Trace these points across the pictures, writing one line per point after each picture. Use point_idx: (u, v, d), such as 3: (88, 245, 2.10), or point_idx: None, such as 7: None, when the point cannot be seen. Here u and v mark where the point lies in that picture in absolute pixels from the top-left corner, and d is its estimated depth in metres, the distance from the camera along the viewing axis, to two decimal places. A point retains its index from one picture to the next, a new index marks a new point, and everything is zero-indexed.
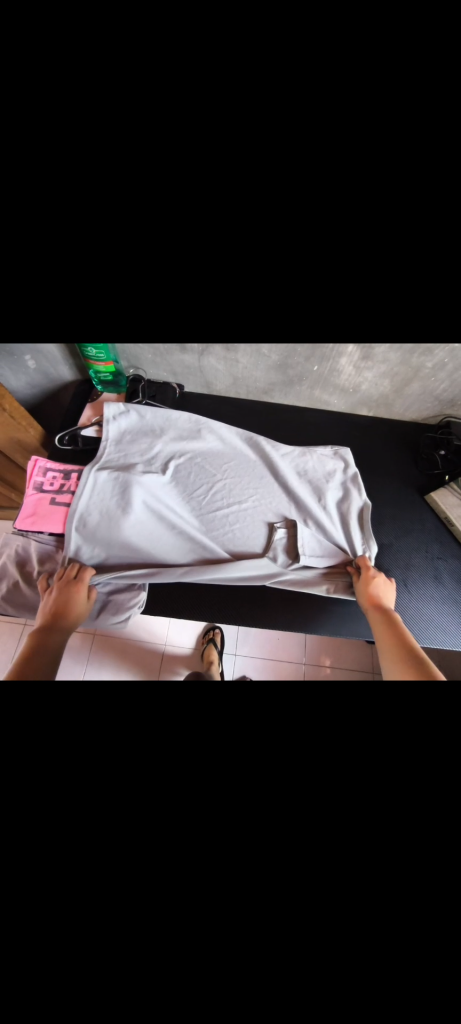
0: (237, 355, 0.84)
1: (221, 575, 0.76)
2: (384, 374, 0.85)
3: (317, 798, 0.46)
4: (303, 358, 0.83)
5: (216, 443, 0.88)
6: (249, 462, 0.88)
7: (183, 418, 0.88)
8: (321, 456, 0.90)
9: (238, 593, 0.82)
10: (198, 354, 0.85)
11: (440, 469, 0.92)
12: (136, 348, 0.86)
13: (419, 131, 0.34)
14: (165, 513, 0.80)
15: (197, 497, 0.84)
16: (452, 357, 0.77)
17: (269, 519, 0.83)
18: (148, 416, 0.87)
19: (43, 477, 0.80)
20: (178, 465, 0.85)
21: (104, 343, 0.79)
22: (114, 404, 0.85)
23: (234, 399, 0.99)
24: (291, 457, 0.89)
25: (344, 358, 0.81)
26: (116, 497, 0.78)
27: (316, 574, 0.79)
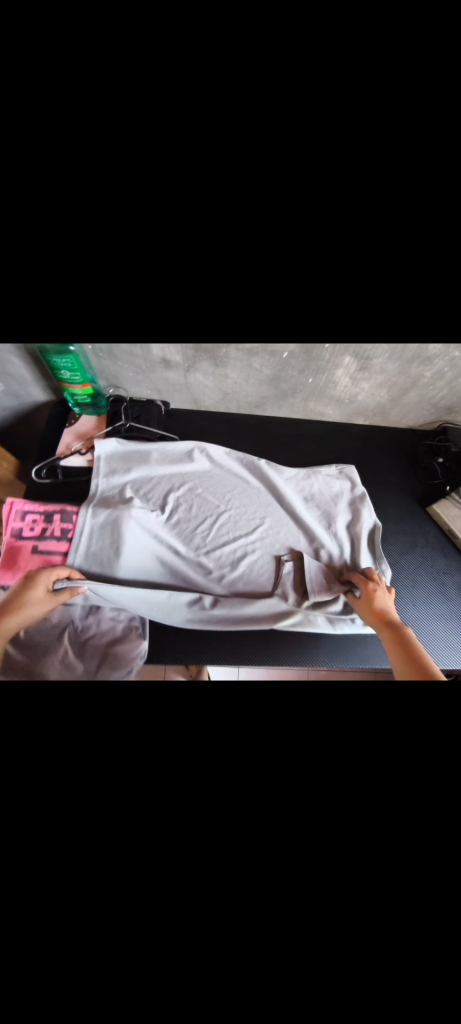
0: (227, 370, 0.77)
1: (223, 612, 0.72)
2: (382, 383, 0.80)
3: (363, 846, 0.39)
4: (297, 371, 0.78)
5: (212, 470, 0.84)
6: (252, 490, 0.83)
7: (174, 446, 0.83)
8: (326, 477, 0.87)
9: (245, 636, 0.75)
10: (184, 371, 0.78)
11: (440, 478, 0.90)
12: (115, 367, 0.78)
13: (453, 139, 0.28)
14: (161, 550, 0.75)
15: (200, 531, 0.78)
16: (452, 366, 0.74)
17: (276, 551, 0.79)
18: (136, 446, 0.81)
19: (21, 522, 0.72)
20: (178, 497, 0.80)
21: (73, 351, 0.68)
22: (104, 439, 0.80)
23: (224, 414, 0.93)
24: (294, 481, 0.85)
25: (340, 369, 0.76)
26: (109, 539, 0.72)
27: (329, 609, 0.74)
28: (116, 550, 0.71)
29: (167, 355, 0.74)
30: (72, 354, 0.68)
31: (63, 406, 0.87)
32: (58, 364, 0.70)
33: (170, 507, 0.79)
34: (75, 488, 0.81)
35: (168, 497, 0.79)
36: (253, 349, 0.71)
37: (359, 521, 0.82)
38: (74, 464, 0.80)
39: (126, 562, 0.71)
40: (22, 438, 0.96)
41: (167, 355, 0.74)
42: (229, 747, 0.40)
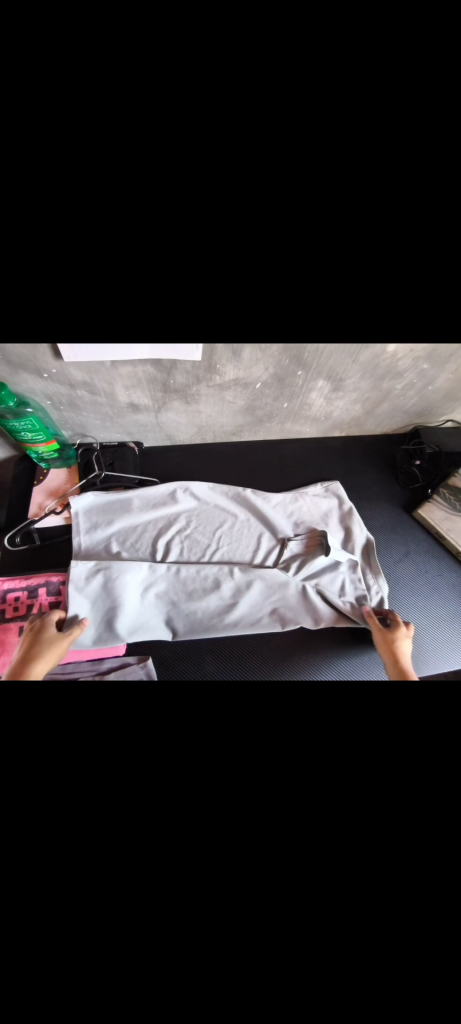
0: (199, 405, 0.74)
1: (243, 622, 0.72)
2: (355, 399, 0.80)
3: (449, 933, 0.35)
4: (271, 399, 0.76)
5: (197, 504, 0.81)
6: (242, 522, 0.81)
7: (152, 491, 0.79)
8: (314, 496, 0.86)
9: (257, 645, 0.73)
10: (154, 411, 0.74)
11: (420, 481, 0.92)
12: (80, 418, 0.73)
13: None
14: (159, 593, 0.71)
15: (198, 541, 0.78)
16: (421, 376, 0.74)
17: (279, 534, 0.80)
18: (114, 497, 0.77)
19: (2, 602, 0.68)
20: (167, 543, 0.76)
21: (33, 417, 0.64)
22: (81, 494, 0.75)
23: (200, 445, 0.90)
24: (282, 504, 0.84)
25: (314, 392, 0.75)
26: (104, 598, 0.67)
27: (334, 581, 0.76)
28: (115, 608, 0.67)
29: (135, 399, 0.70)
30: (31, 416, 0.64)
31: (25, 458, 0.80)
32: (17, 428, 0.65)
33: (163, 551, 0.75)
34: (60, 549, 0.75)
35: (158, 541, 0.76)
36: (224, 384, 0.69)
37: (351, 534, 0.82)
38: (54, 526, 0.75)
39: (125, 617, 0.67)
40: None
41: (135, 399, 0.70)
42: (271, 821, 0.40)
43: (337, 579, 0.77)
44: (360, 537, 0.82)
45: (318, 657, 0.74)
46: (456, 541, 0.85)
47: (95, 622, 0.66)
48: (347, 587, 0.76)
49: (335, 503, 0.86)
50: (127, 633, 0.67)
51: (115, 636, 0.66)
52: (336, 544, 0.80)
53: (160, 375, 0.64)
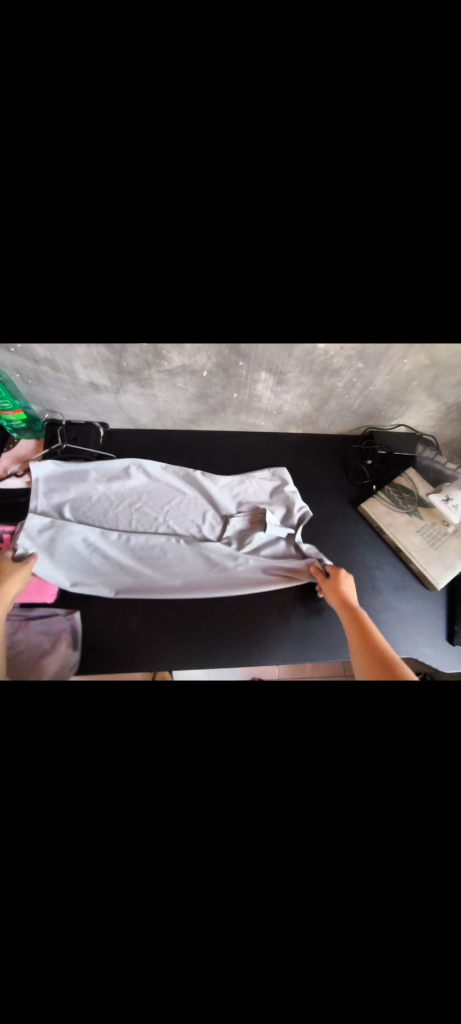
0: (154, 390, 0.82)
1: (181, 590, 0.77)
2: (302, 394, 0.86)
3: (291, 832, 0.38)
4: (220, 388, 0.83)
5: (146, 480, 0.86)
6: (189, 500, 0.85)
7: (105, 467, 0.84)
8: (260, 478, 0.90)
9: (196, 611, 0.79)
10: (114, 392, 0.83)
11: (368, 481, 0.97)
12: (48, 393, 0.82)
13: (288, 217, 0.31)
14: (107, 554, 0.78)
15: (147, 514, 0.83)
16: (360, 376, 0.80)
17: (223, 513, 0.85)
18: (71, 468, 0.83)
19: None
20: (116, 513, 0.82)
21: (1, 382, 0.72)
22: (43, 463, 0.82)
23: (161, 430, 0.98)
24: (229, 484, 0.88)
25: (260, 384, 0.82)
26: (51, 556, 0.75)
27: (271, 557, 0.81)
28: (61, 566, 0.75)
29: (95, 379, 0.78)
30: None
31: None
32: None
33: (112, 522, 0.81)
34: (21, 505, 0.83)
35: (109, 513, 0.82)
36: (173, 370, 0.76)
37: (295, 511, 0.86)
38: (17, 488, 0.83)
39: (69, 575, 0.75)
40: None
41: (95, 379, 0.78)
42: (137, 736, 0.43)
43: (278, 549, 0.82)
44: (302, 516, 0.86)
45: (252, 625, 0.79)
46: (396, 540, 0.89)
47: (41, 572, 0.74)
48: (286, 559, 0.81)
49: (277, 486, 0.90)
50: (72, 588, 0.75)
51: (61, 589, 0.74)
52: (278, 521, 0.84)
53: (114, 358, 0.72)
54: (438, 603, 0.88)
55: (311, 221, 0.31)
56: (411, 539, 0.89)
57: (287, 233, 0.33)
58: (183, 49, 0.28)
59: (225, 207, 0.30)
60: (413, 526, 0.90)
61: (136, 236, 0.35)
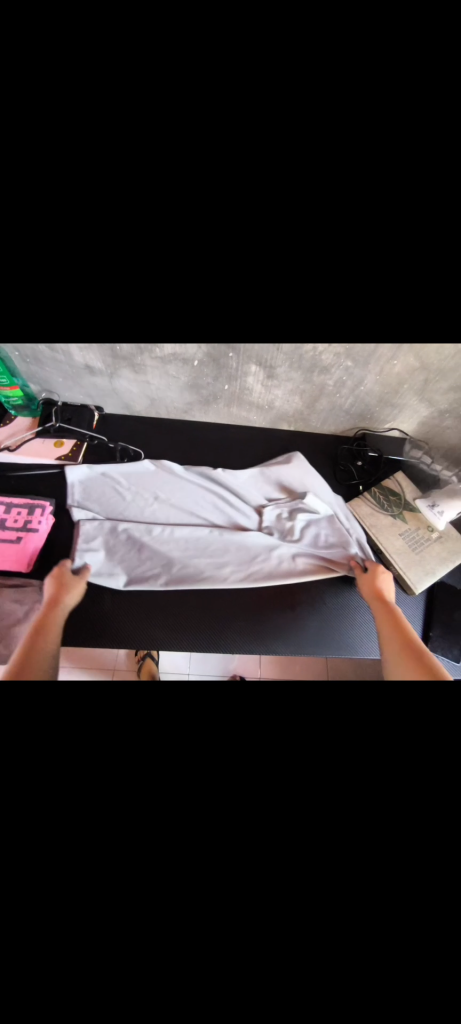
0: (148, 376, 0.84)
1: (231, 575, 0.84)
2: (292, 391, 0.87)
3: (230, 833, 0.45)
4: (212, 380, 0.85)
5: (169, 475, 0.91)
6: (218, 492, 0.91)
7: (131, 469, 0.90)
8: (283, 469, 0.93)
9: (242, 597, 0.85)
10: (109, 377, 0.85)
11: (355, 480, 0.96)
12: (45, 373, 0.86)
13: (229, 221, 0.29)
14: (161, 537, 0.86)
15: (182, 504, 0.89)
16: (349, 375, 0.81)
17: (257, 503, 0.92)
18: (102, 470, 0.89)
19: None
20: (153, 507, 0.89)
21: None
22: (75, 465, 0.89)
23: (155, 419, 1.00)
24: (250, 476, 0.93)
25: (250, 378, 0.84)
26: (105, 550, 0.83)
27: (307, 541, 0.87)
28: (116, 556, 0.83)
29: (91, 363, 0.81)
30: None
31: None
32: None
33: (151, 519, 0.88)
34: (41, 481, 0.90)
35: (147, 510, 0.88)
36: (165, 358, 0.79)
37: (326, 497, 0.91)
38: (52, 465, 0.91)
39: (126, 563, 0.83)
40: None
41: (90, 363, 0.81)
42: None
43: (318, 532, 0.88)
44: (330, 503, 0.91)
45: (304, 609, 0.86)
46: (378, 540, 0.89)
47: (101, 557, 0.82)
48: (327, 548, 0.86)
49: (304, 474, 0.93)
50: (134, 573, 0.83)
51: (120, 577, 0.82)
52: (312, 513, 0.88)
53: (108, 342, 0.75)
54: (417, 607, 0.87)
55: (262, 231, 0.30)
56: (393, 541, 0.88)
57: (246, 243, 0.30)
58: (140, 45, 0.25)
59: (172, 212, 0.28)
60: (396, 527, 0.89)
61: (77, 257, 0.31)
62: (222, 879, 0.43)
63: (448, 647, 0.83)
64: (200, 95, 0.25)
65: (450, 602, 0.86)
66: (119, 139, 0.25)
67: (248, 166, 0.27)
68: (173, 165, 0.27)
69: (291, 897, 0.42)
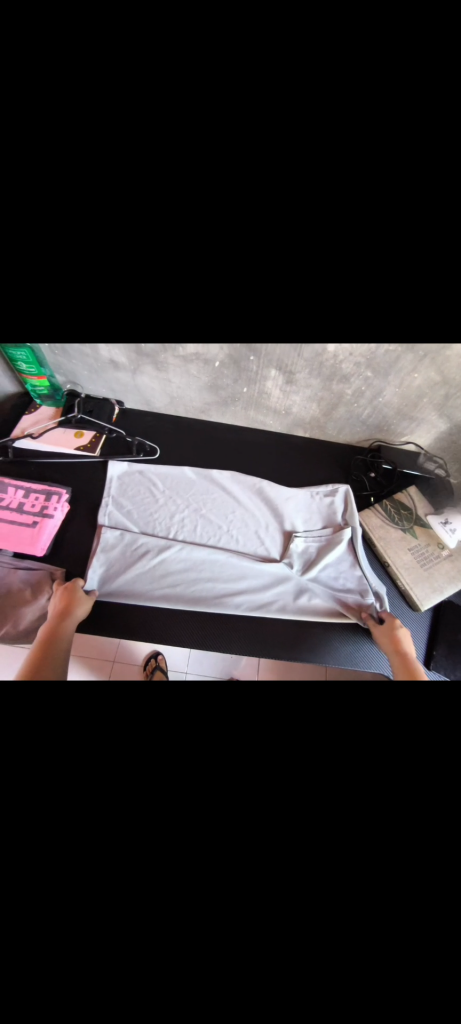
0: (169, 375, 0.86)
1: (245, 603, 0.85)
2: (310, 398, 0.88)
3: (227, 825, 0.47)
4: (231, 382, 0.86)
5: (211, 486, 0.95)
6: (255, 511, 0.94)
7: (169, 478, 0.94)
8: (321, 500, 0.95)
9: (251, 623, 0.85)
10: (132, 373, 0.88)
11: (368, 491, 0.96)
12: (72, 366, 0.89)
13: (249, 221, 0.28)
14: (185, 552, 0.88)
15: (211, 520, 0.92)
16: (369, 385, 0.81)
17: (286, 530, 0.92)
18: (141, 473, 0.94)
19: None
20: (185, 519, 0.91)
21: (27, 345, 0.78)
22: (117, 463, 0.93)
23: (173, 417, 1.02)
24: (294, 500, 0.95)
25: (269, 382, 0.85)
26: (126, 556, 0.86)
27: (329, 579, 0.87)
28: (139, 557, 0.87)
29: (115, 358, 0.84)
30: (27, 347, 0.78)
31: (27, 399, 0.98)
32: (15, 356, 0.80)
33: (176, 530, 0.90)
34: (64, 468, 0.93)
35: (174, 519, 0.91)
36: (187, 357, 0.80)
37: (356, 532, 0.89)
38: (80, 455, 0.93)
39: (143, 572, 0.85)
40: None
41: (115, 358, 0.84)
42: None
43: (337, 574, 0.87)
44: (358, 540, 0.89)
45: (315, 642, 0.85)
46: (386, 554, 0.88)
47: (116, 565, 0.85)
48: (346, 588, 0.87)
49: (341, 506, 0.94)
50: (149, 586, 0.85)
51: (133, 587, 0.84)
52: (331, 556, 0.88)
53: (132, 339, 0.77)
54: (421, 624, 0.86)
55: (284, 234, 0.29)
56: (401, 555, 0.87)
57: (268, 246, 0.30)
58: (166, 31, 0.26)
59: (196, 208, 0.28)
60: (406, 541, 0.88)
61: (97, 260, 0.32)
62: (207, 863, 0.43)
63: (451, 668, 0.81)
64: (238, 111, 0.26)
65: (456, 622, 0.85)
66: (145, 136, 0.26)
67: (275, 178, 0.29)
68: (196, 159, 0.27)
69: (272, 913, 0.42)
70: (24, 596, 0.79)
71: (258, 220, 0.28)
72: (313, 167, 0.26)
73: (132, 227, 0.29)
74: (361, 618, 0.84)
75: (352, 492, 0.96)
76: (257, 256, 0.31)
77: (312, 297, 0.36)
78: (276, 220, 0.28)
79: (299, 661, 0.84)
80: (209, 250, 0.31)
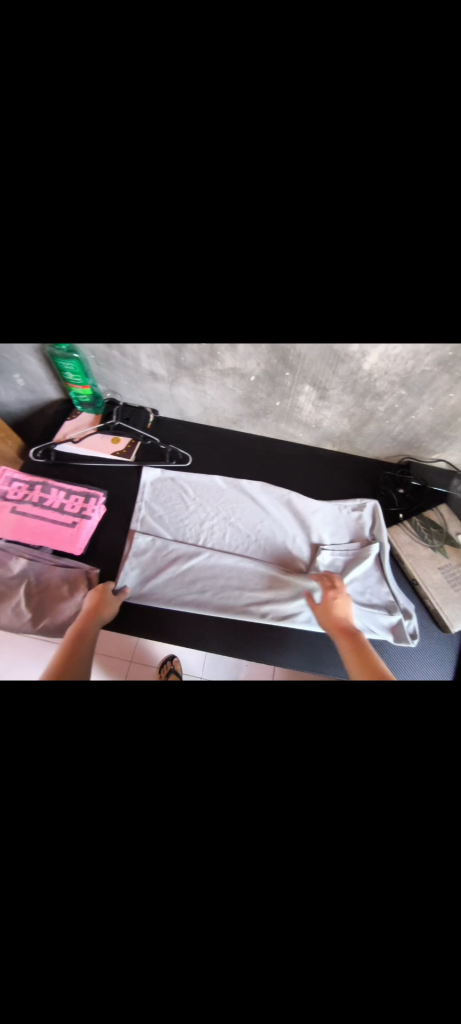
0: (205, 386, 0.89)
1: (271, 612, 0.86)
2: (342, 412, 0.89)
3: (253, 839, 0.46)
4: (265, 395, 0.89)
5: (241, 495, 0.98)
6: (282, 521, 0.96)
7: (200, 486, 0.98)
8: (349, 513, 0.96)
9: (275, 631, 0.86)
10: (169, 383, 0.92)
11: (396, 506, 0.96)
12: (113, 376, 0.93)
13: (312, 221, 0.31)
14: (212, 558, 0.91)
15: (238, 528, 0.94)
16: (402, 402, 0.81)
17: (312, 542, 0.93)
18: (174, 480, 0.98)
19: (8, 487, 0.90)
20: (213, 527, 0.94)
21: (76, 358, 0.83)
22: (151, 470, 0.97)
23: (206, 426, 1.05)
24: (321, 512, 0.96)
25: (303, 396, 0.86)
26: (156, 559, 0.90)
27: (355, 593, 0.88)
28: (170, 562, 0.90)
29: (155, 370, 0.88)
30: (76, 359, 0.83)
31: (69, 406, 1.04)
32: (63, 366, 0.85)
33: (205, 537, 0.93)
34: (102, 473, 0.98)
35: (204, 527, 0.94)
36: (225, 371, 0.83)
37: (383, 547, 0.91)
38: (116, 461, 0.98)
39: (171, 576, 0.88)
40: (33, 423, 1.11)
41: (154, 370, 0.88)
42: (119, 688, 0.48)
43: (363, 589, 0.88)
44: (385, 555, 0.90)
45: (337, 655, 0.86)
46: (414, 570, 0.89)
47: (146, 567, 0.89)
48: (372, 603, 0.87)
49: (370, 521, 0.94)
50: (175, 591, 0.87)
51: (162, 591, 0.87)
52: (358, 570, 0.89)
53: (174, 353, 0.80)
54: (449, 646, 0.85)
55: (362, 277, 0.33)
56: (430, 572, 0.88)
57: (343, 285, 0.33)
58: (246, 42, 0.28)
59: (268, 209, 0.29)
60: (435, 559, 0.89)
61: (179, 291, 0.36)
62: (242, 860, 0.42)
63: None
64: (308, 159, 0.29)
65: None
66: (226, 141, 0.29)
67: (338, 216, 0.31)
68: (268, 160, 0.29)
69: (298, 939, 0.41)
70: (61, 593, 0.83)
71: (332, 227, 0.31)
72: (417, 215, 0.30)
73: (208, 225, 0.31)
74: (391, 634, 0.84)
75: (380, 508, 0.96)
76: (324, 250, 0.33)
77: (365, 297, 0.38)
78: (361, 232, 0.31)
79: (321, 673, 0.84)
80: (276, 246, 0.33)
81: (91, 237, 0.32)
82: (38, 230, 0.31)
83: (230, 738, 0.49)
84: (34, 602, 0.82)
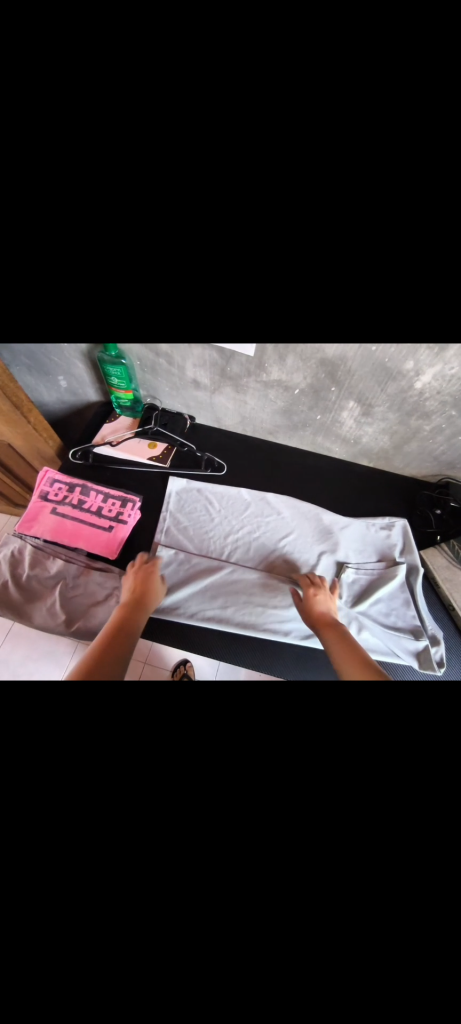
0: (246, 397, 0.89)
1: (294, 630, 0.84)
2: (384, 429, 0.87)
3: None
4: (306, 408, 0.88)
5: (270, 508, 0.97)
6: (308, 535, 0.94)
7: (226, 497, 0.98)
8: (378, 531, 0.94)
9: (302, 648, 0.85)
10: (210, 392, 0.92)
11: (434, 526, 0.93)
12: (155, 382, 0.94)
13: (416, 242, 0.30)
14: (234, 571, 0.90)
15: (263, 542, 0.94)
16: (450, 423, 0.79)
17: (338, 558, 0.92)
18: (201, 489, 0.98)
19: (48, 487, 0.92)
20: (238, 540, 0.94)
21: (123, 365, 0.84)
22: (176, 480, 0.97)
23: (241, 435, 1.05)
24: (350, 529, 0.95)
25: (345, 411, 0.85)
26: (179, 569, 0.89)
27: (380, 614, 0.86)
28: (191, 574, 0.89)
29: (197, 377, 0.88)
30: (123, 366, 0.85)
31: (107, 408, 1.06)
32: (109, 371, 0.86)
33: (229, 551, 0.93)
34: (135, 477, 0.98)
35: (228, 539, 0.94)
36: (269, 383, 0.83)
37: (410, 564, 0.90)
38: (153, 467, 0.98)
39: (192, 589, 0.87)
40: (72, 421, 1.14)
41: (197, 377, 0.87)
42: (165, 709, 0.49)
43: (388, 610, 0.86)
44: (411, 572, 0.89)
45: None
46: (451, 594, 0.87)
47: (169, 576, 0.88)
48: (397, 624, 0.85)
49: (400, 540, 0.93)
50: (195, 605, 0.86)
51: (182, 606, 0.86)
52: (384, 588, 0.87)
53: (220, 362, 0.81)
54: None
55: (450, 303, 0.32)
56: None
57: None
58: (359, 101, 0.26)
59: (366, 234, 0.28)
60: None
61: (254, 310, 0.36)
62: (279, 876, 0.42)
63: None
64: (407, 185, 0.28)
65: None
66: (324, 155, 0.28)
67: (431, 242, 0.30)
68: (362, 192, 0.29)
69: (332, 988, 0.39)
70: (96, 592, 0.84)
71: (423, 251, 0.30)
72: None
73: (300, 235, 0.31)
74: (416, 661, 0.81)
75: (411, 528, 0.95)
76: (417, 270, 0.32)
77: None
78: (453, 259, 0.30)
79: None
80: (369, 250, 0.31)
81: (177, 244, 0.31)
82: (146, 245, 0.31)
83: (272, 768, 0.48)
84: (68, 602, 0.83)
